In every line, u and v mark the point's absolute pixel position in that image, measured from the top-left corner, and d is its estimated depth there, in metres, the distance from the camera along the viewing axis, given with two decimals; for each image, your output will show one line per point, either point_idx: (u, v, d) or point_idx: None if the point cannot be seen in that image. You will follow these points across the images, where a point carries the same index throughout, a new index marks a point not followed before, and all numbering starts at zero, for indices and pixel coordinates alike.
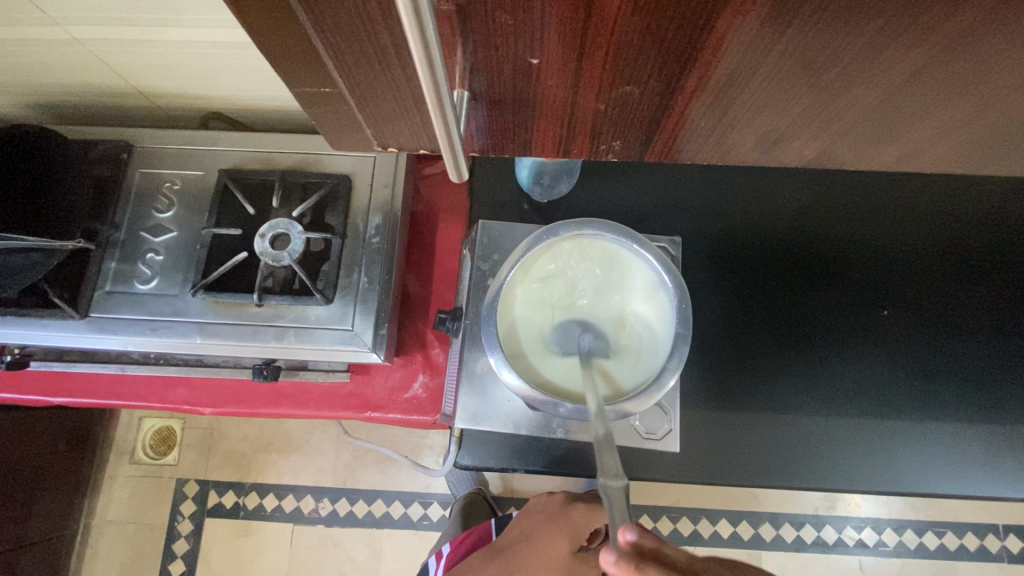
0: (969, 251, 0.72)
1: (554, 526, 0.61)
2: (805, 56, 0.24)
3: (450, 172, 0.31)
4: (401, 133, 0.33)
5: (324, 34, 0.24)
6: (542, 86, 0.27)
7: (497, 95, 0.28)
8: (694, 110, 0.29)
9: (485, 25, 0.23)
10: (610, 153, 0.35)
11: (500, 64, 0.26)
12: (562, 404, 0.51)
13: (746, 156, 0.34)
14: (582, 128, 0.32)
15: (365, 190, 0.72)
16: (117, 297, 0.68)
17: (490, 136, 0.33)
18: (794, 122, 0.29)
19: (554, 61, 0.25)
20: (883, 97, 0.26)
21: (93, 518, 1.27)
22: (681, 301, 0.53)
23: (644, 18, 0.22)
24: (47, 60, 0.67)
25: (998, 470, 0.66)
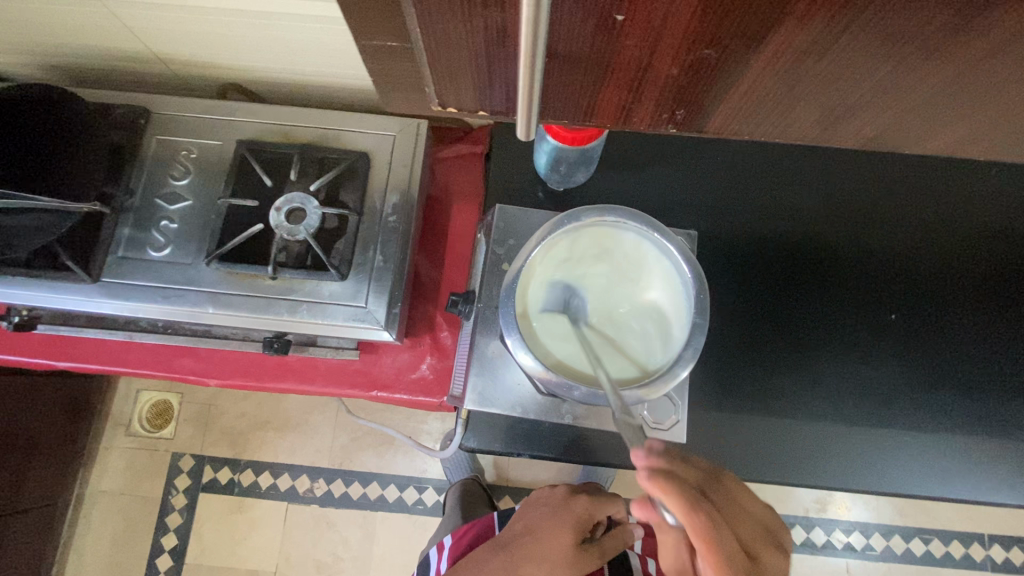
0: (979, 258, 0.73)
1: (557, 519, 0.65)
2: (887, 28, 0.24)
3: (519, 129, 0.33)
4: (466, 92, 0.32)
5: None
6: (618, 46, 0.27)
7: (572, 55, 0.28)
8: (766, 80, 0.29)
9: None
10: (671, 124, 0.35)
11: (581, 22, 0.25)
12: (577, 387, 0.52)
13: (801, 134, 0.35)
14: (649, 94, 0.32)
15: (383, 168, 0.72)
16: (129, 263, 0.68)
17: (548, 101, 0.33)
18: (862, 97, 0.30)
19: (638, 19, 0.25)
20: (955, 76, 0.27)
21: (88, 487, 1.26)
22: (700, 292, 0.54)
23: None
24: (69, 21, 0.66)
25: (993, 476, 0.67)
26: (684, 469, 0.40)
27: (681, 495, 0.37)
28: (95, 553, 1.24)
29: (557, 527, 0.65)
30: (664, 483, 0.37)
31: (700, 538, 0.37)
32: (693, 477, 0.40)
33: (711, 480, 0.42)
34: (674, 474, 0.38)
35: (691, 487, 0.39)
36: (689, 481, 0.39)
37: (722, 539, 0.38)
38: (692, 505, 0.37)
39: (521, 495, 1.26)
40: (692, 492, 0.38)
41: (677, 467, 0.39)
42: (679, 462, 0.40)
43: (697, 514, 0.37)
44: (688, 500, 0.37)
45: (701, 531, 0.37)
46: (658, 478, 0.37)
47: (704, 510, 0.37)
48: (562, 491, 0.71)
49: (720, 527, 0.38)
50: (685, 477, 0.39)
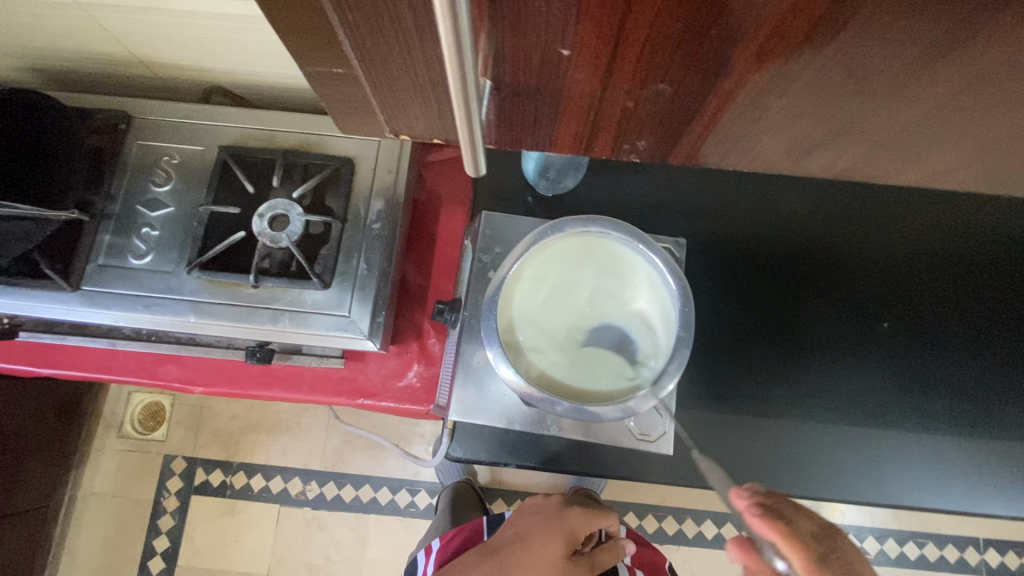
0: (971, 267, 0.71)
1: (549, 528, 0.65)
2: (847, 67, 0.23)
3: (466, 165, 0.30)
4: (414, 119, 0.32)
5: (343, 15, 0.23)
6: (568, 79, 0.26)
7: (523, 86, 0.27)
8: (721, 113, 0.28)
9: (516, 10, 0.22)
10: (633, 153, 0.35)
11: (527, 53, 0.25)
12: (559, 402, 0.51)
13: (773, 164, 0.34)
14: (606, 126, 0.31)
15: (367, 174, 0.70)
16: (110, 271, 0.67)
17: (508, 128, 0.33)
18: (827, 131, 0.29)
19: (585, 55, 0.24)
20: (920, 116, 0.26)
21: (79, 489, 1.26)
22: (685, 305, 0.53)
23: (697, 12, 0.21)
24: (47, 23, 0.65)
25: (986, 486, 0.66)
26: (801, 520, 0.39)
27: (791, 540, 0.37)
28: (87, 556, 1.24)
29: (545, 535, 0.64)
30: (773, 526, 0.38)
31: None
32: (813, 529, 0.39)
33: (839, 537, 0.39)
34: (786, 520, 0.39)
35: (811, 539, 0.38)
36: (812, 535, 0.38)
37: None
38: (806, 555, 0.37)
39: (514, 498, 1.25)
40: (809, 542, 0.37)
41: (795, 518, 0.39)
42: (800, 513, 0.40)
43: (812, 561, 0.36)
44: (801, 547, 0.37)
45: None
46: (763, 516, 0.39)
47: (820, 558, 0.37)
48: (556, 502, 0.71)
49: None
50: (801, 528, 0.39)
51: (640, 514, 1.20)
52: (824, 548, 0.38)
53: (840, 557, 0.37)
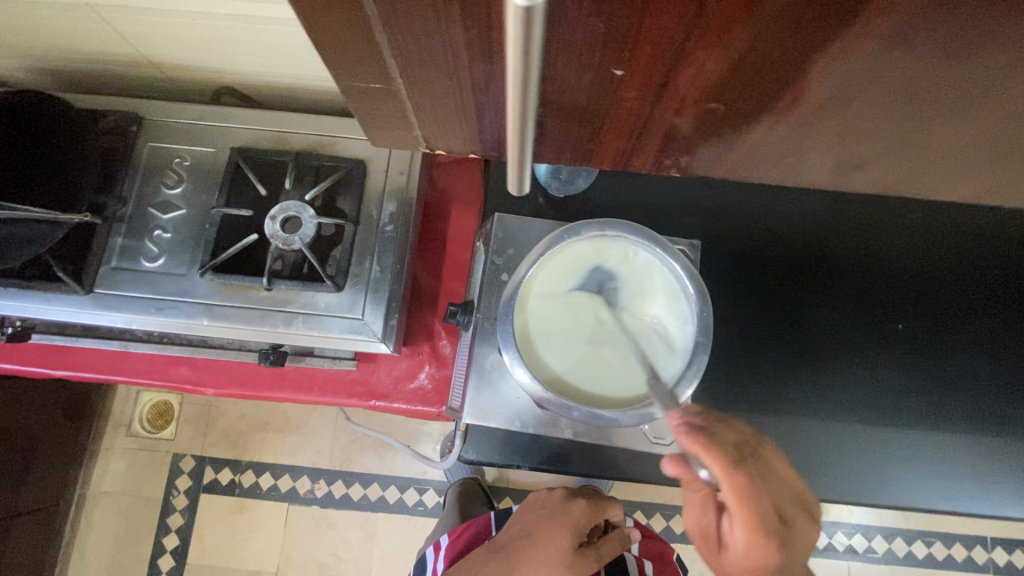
0: (988, 267, 0.70)
1: (555, 523, 0.65)
2: (887, 87, 0.25)
3: (509, 183, 0.31)
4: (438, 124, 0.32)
5: (385, 25, 0.23)
6: (620, 97, 0.29)
7: (574, 102, 0.30)
8: (763, 126, 0.30)
9: (575, 35, 0.24)
10: (674, 164, 0.37)
11: (579, 73, 0.27)
12: (576, 407, 0.51)
13: (803, 169, 0.35)
14: (649, 138, 0.34)
15: (379, 175, 0.70)
16: (123, 274, 0.67)
17: (558, 140, 0.35)
18: (856, 142, 0.31)
19: (637, 74, 0.27)
20: (943, 129, 0.28)
21: (88, 488, 1.26)
22: (704, 309, 0.53)
23: (740, 35, 0.23)
24: (58, 25, 0.65)
25: (1001, 488, 0.66)
26: (725, 429, 0.40)
27: (717, 454, 0.38)
28: (97, 553, 1.24)
29: (552, 530, 0.64)
30: (702, 443, 0.38)
31: (732, 494, 0.38)
32: (734, 437, 0.40)
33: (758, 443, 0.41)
34: (712, 435, 0.39)
35: (732, 448, 0.39)
36: (733, 443, 0.40)
37: (756, 497, 0.39)
38: (729, 464, 0.38)
39: (521, 496, 1.25)
40: (731, 452, 0.39)
41: (721, 431, 0.40)
42: (722, 425, 0.40)
43: (737, 476, 0.38)
44: (729, 463, 0.38)
45: (734, 486, 0.38)
46: (694, 439, 0.38)
47: (744, 471, 0.39)
48: (558, 494, 0.70)
49: (756, 486, 0.39)
50: (725, 437, 0.39)
51: (647, 513, 1.20)
52: (742, 453, 0.39)
53: (751, 460, 0.40)
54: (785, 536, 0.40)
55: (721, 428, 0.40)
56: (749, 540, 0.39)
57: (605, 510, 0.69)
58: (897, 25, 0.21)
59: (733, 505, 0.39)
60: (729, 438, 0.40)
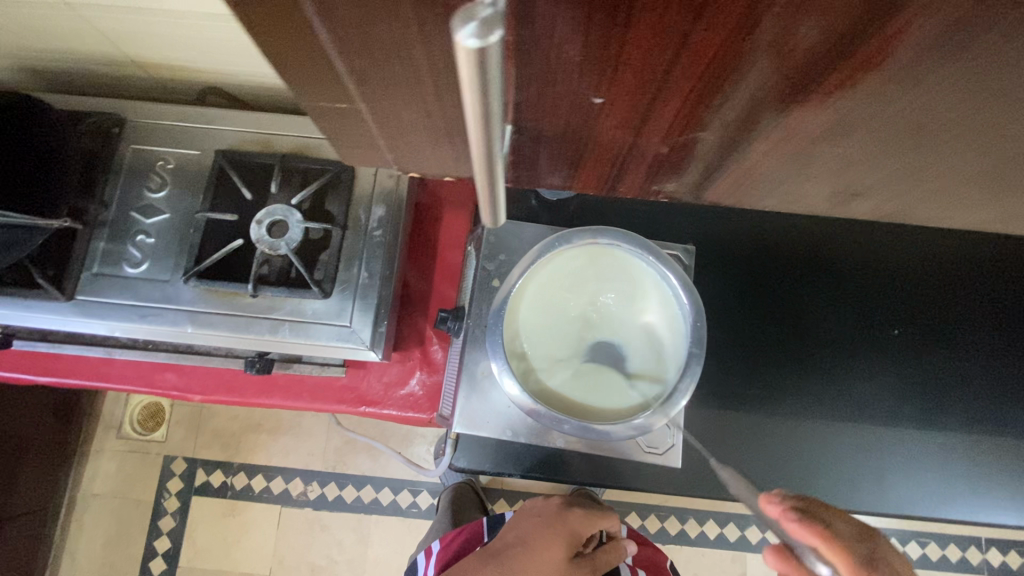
0: (985, 272, 0.69)
1: (551, 531, 0.64)
2: (891, 119, 0.24)
3: (483, 214, 0.27)
4: (421, 136, 0.30)
5: (339, 36, 0.22)
6: (601, 126, 0.28)
7: (549, 129, 0.29)
8: (755, 152, 0.29)
9: (543, 61, 0.22)
10: (660, 192, 0.36)
11: (555, 101, 0.26)
12: (566, 421, 0.50)
13: (794, 195, 0.34)
14: (634, 166, 0.33)
15: (368, 179, 0.69)
16: (105, 280, 0.65)
17: (534, 166, 0.34)
18: (847, 170, 0.30)
19: (617, 102, 0.25)
20: (935, 158, 0.27)
21: (78, 491, 1.25)
22: (697, 320, 0.52)
23: (733, 65, 0.22)
24: (35, 23, 0.63)
25: (998, 496, 0.65)
26: (841, 523, 0.36)
27: (836, 547, 0.34)
28: (87, 557, 1.23)
29: (546, 537, 0.63)
30: (813, 530, 0.34)
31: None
32: (850, 530, 0.36)
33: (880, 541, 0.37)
34: (825, 524, 0.35)
35: (853, 542, 0.35)
36: (857, 542, 0.35)
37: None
38: (853, 559, 0.34)
39: (516, 498, 1.25)
40: (854, 547, 0.34)
41: (835, 523, 0.36)
42: (835, 516, 0.37)
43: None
44: (852, 560, 0.34)
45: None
46: (802, 523, 0.35)
47: (876, 573, 0.34)
48: (555, 503, 0.69)
49: None
50: (845, 532, 0.36)
51: (642, 514, 1.20)
52: (869, 555, 0.35)
53: (884, 566, 0.34)
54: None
55: (831, 518, 0.36)
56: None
57: (600, 521, 0.68)
58: (898, 60, 0.20)
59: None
60: (846, 532, 0.35)
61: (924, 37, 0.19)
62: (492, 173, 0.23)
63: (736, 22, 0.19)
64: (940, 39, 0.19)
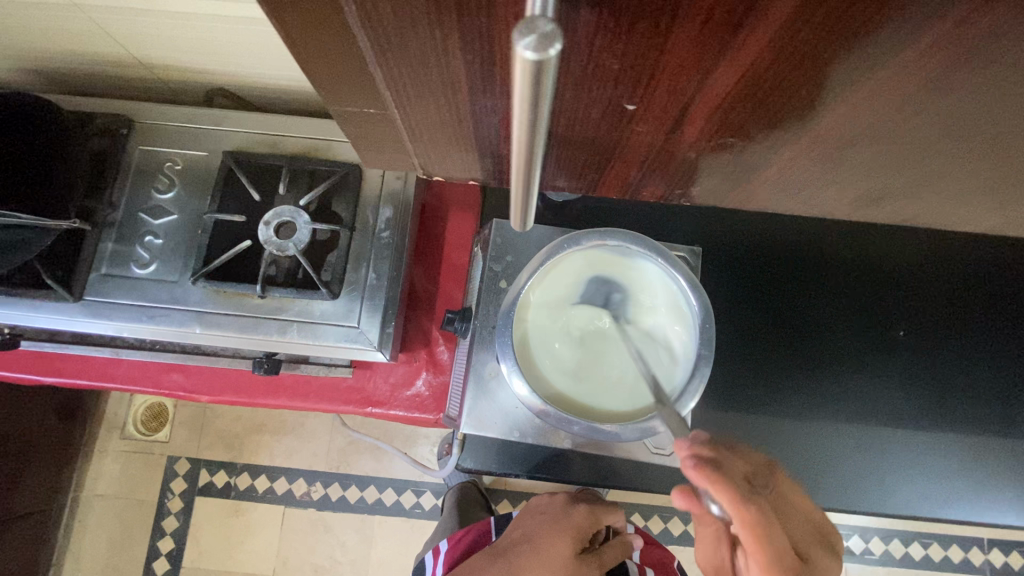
0: (992, 274, 0.69)
1: (557, 527, 0.64)
2: (924, 125, 0.24)
3: (513, 218, 0.28)
4: (438, 135, 0.31)
5: (375, 36, 0.22)
6: (633, 132, 0.28)
7: (578, 134, 0.29)
8: (777, 160, 0.30)
9: (586, 68, 0.23)
10: (685, 197, 0.37)
11: (589, 107, 0.26)
12: (576, 422, 0.51)
13: (813, 198, 0.34)
14: (661, 172, 0.33)
15: (375, 180, 0.69)
16: (114, 281, 0.65)
17: (562, 169, 0.34)
18: (872, 175, 0.30)
19: (652, 109, 0.26)
20: (961, 162, 0.27)
21: (82, 491, 1.25)
22: (706, 322, 0.52)
23: (763, 77, 0.22)
24: (45, 25, 0.63)
25: (1003, 496, 0.65)
26: (732, 458, 0.35)
27: (728, 487, 0.32)
28: (91, 557, 1.23)
29: (553, 535, 0.63)
30: (710, 475, 0.32)
31: (745, 530, 0.33)
32: (742, 465, 0.35)
33: (765, 470, 0.37)
34: (721, 464, 0.33)
35: (740, 477, 0.34)
36: (741, 473, 0.34)
37: (770, 534, 0.34)
38: (743, 498, 0.32)
39: (519, 499, 1.25)
40: (741, 483, 0.33)
41: (726, 458, 0.34)
42: (731, 452, 0.35)
43: (750, 511, 0.32)
44: (739, 496, 0.32)
45: (749, 524, 0.33)
46: (701, 470, 0.32)
47: (757, 505, 0.33)
48: (561, 499, 0.70)
49: (771, 522, 0.34)
50: (734, 467, 0.34)
51: (645, 515, 1.20)
52: (751, 485, 0.34)
53: (764, 492, 0.35)
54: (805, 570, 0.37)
55: (727, 452, 0.35)
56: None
57: (606, 517, 0.68)
58: (925, 74, 0.21)
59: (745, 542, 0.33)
60: (735, 464, 0.34)
61: (952, 51, 0.19)
62: (529, 185, 0.24)
63: (772, 37, 0.20)
64: (968, 52, 0.19)
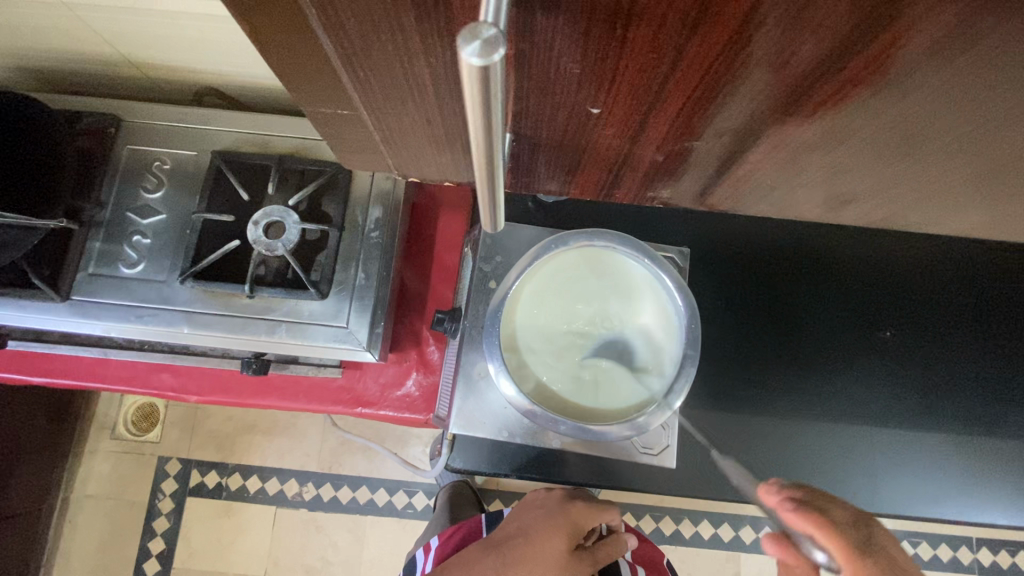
0: (975, 275, 0.70)
1: (553, 523, 0.64)
2: (888, 129, 0.25)
3: (482, 218, 0.27)
4: (419, 135, 0.31)
5: (342, 40, 0.22)
6: (599, 135, 0.28)
7: (547, 138, 0.29)
8: (750, 162, 0.30)
9: (543, 72, 0.23)
10: (657, 199, 0.37)
11: (555, 111, 0.26)
12: (563, 422, 0.51)
13: (792, 199, 0.34)
14: (631, 174, 0.33)
15: (365, 180, 0.69)
16: (101, 280, 0.65)
17: (536, 172, 0.35)
18: (844, 177, 0.30)
19: (615, 113, 0.26)
20: (932, 165, 0.28)
21: (72, 492, 1.24)
22: (692, 322, 0.53)
23: (722, 79, 0.22)
24: (31, 23, 0.63)
25: (988, 496, 0.66)
26: (842, 510, 0.36)
27: (833, 534, 0.34)
28: (81, 558, 1.22)
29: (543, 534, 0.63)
30: (808, 516, 0.35)
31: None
32: (851, 518, 0.36)
33: (882, 529, 0.36)
34: (825, 512, 0.35)
35: (853, 531, 0.35)
36: (854, 525, 0.35)
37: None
38: (854, 551, 0.33)
39: (511, 499, 1.25)
40: (856, 537, 0.34)
41: (830, 509, 0.35)
42: (833, 503, 0.36)
43: (863, 562, 0.33)
44: (849, 547, 0.34)
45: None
46: (801, 511, 0.35)
47: (872, 558, 0.33)
48: (557, 494, 0.69)
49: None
50: (847, 520, 0.35)
51: (637, 514, 1.20)
52: (868, 539, 0.34)
53: (881, 548, 0.34)
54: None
55: (827, 502, 0.36)
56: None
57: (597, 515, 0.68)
58: (881, 76, 0.21)
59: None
60: (844, 516, 0.35)
61: (901, 54, 0.20)
62: (494, 185, 0.24)
63: (728, 40, 0.20)
64: (919, 56, 0.20)
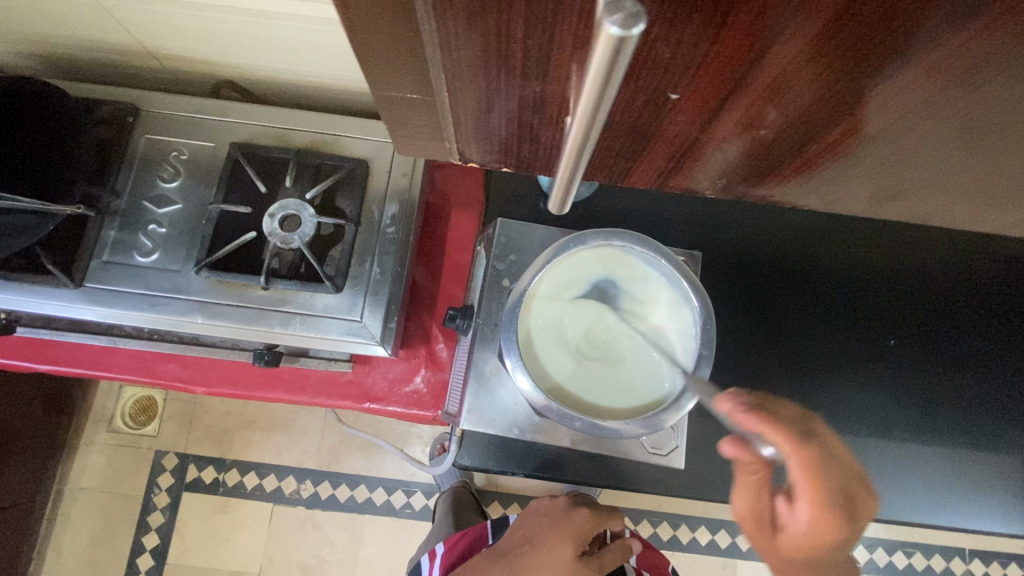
0: (983, 284, 0.71)
1: (558, 529, 0.64)
2: (956, 122, 0.25)
3: (550, 203, 0.31)
4: (474, 116, 0.31)
5: (439, 19, 0.23)
6: (672, 121, 0.29)
7: (619, 124, 0.30)
8: (807, 156, 0.31)
9: (636, 56, 0.24)
10: (709, 189, 0.38)
11: (635, 94, 0.27)
12: (578, 417, 0.51)
13: (834, 192, 0.35)
14: (689, 163, 0.34)
15: (382, 176, 0.69)
16: (115, 268, 0.65)
17: (598, 159, 0.36)
18: (896, 172, 0.31)
19: (693, 100, 0.27)
20: (982, 160, 0.29)
21: (66, 484, 1.23)
22: (707, 322, 0.53)
23: (802, 71, 0.23)
24: (54, 11, 0.63)
25: (990, 504, 0.67)
26: (782, 407, 0.36)
27: (778, 426, 0.34)
28: (73, 551, 1.21)
29: (553, 535, 0.63)
30: (762, 416, 0.34)
31: (800, 467, 0.35)
32: (791, 412, 0.37)
33: (809, 419, 0.37)
34: (771, 411, 0.35)
35: (794, 422, 0.36)
36: (794, 418, 0.36)
37: (823, 470, 0.35)
38: (796, 438, 0.34)
39: (509, 501, 1.25)
40: (794, 427, 0.35)
41: (774, 406, 0.36)
42: (781, 402, 0.37)
43: (800, 447, 0.34)
44: (794, 439, 0.35)
45: (802, 460, 0.35)
46: (755, 413, 0.34)
47: (805, 443, 0.35)
48: (562, 502, 0.69)
49: (823, 461, 0.35)
50: (786, 414, 0.36)
51: (635, 519, 1.20)
52: (808, 432, 0.36)
53: (817, 436, 0.36)
54: (850, 511, 0.37)
55: (758, 400, 0.35)
56: (818, 513, 0.36)
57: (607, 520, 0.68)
58: (954, 72, 0.22)
59: (801, 478, 0.35)
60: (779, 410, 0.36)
61: (985, 49, 0.20)
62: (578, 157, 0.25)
63: (820, 33, 0.21)
64: (995, 53, 0.21)
